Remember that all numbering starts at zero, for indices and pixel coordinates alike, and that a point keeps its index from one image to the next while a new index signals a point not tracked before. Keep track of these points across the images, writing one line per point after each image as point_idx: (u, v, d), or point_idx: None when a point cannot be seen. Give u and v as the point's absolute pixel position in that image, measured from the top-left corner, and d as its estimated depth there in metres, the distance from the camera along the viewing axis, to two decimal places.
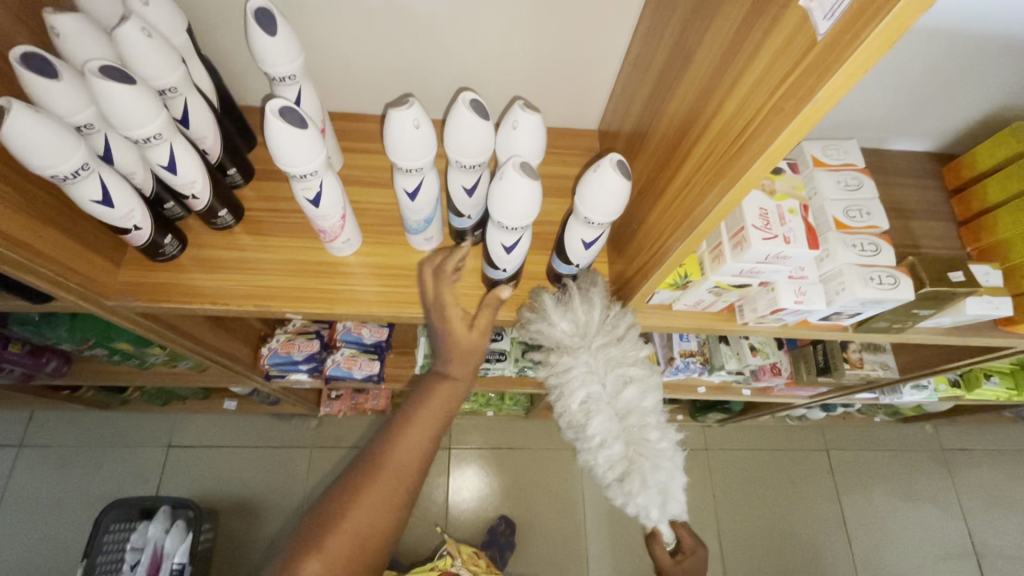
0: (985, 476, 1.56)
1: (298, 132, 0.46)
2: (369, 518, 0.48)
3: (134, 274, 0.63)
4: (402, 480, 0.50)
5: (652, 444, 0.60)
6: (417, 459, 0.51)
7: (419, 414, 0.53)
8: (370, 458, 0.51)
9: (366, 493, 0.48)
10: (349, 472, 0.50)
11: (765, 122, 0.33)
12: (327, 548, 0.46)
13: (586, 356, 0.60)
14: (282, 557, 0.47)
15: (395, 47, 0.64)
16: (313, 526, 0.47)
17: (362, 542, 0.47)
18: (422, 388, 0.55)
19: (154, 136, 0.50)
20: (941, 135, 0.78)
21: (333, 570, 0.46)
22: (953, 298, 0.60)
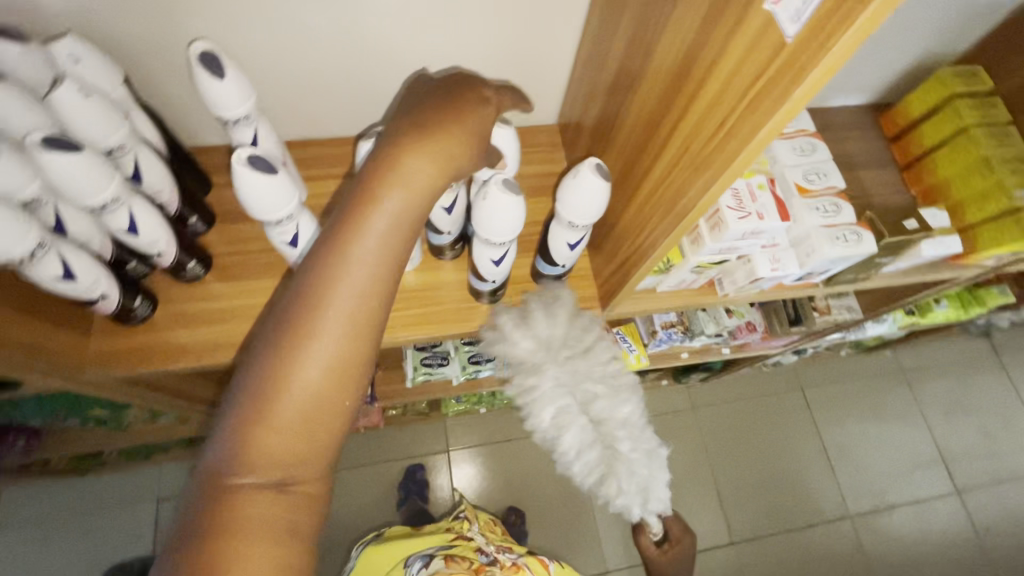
0: (942, 389, 1.69)
1: (269, 179, 0.45)
2: (324, 380, 0.36)
3: (108, 343, 0.60)
4: (352, 331, 0.37)
5: (625, 451, 0.72)
6: (364, 303, 0.38)
7: (354, 241, 0.38)
8: (298, 308, 0.37)
9: (309, 350, 0.36)
10: (274, 328, 0.37)
11: (744, 118, 0.34)
12: (266, 429, 0.35)
13: (552, 372, 0.69)
14: (214, 445, 0.36)
15: (345, 68, 0.62)
16: (242, 405, 0.36)
17: (315, 413, 0.36)
18: (351, 209, 0.39)
19: (111, 201, 0.48)
20: (877, 86, 0.82)
21: (283, 453, 0.35)
22: (910, 244, 0.65)
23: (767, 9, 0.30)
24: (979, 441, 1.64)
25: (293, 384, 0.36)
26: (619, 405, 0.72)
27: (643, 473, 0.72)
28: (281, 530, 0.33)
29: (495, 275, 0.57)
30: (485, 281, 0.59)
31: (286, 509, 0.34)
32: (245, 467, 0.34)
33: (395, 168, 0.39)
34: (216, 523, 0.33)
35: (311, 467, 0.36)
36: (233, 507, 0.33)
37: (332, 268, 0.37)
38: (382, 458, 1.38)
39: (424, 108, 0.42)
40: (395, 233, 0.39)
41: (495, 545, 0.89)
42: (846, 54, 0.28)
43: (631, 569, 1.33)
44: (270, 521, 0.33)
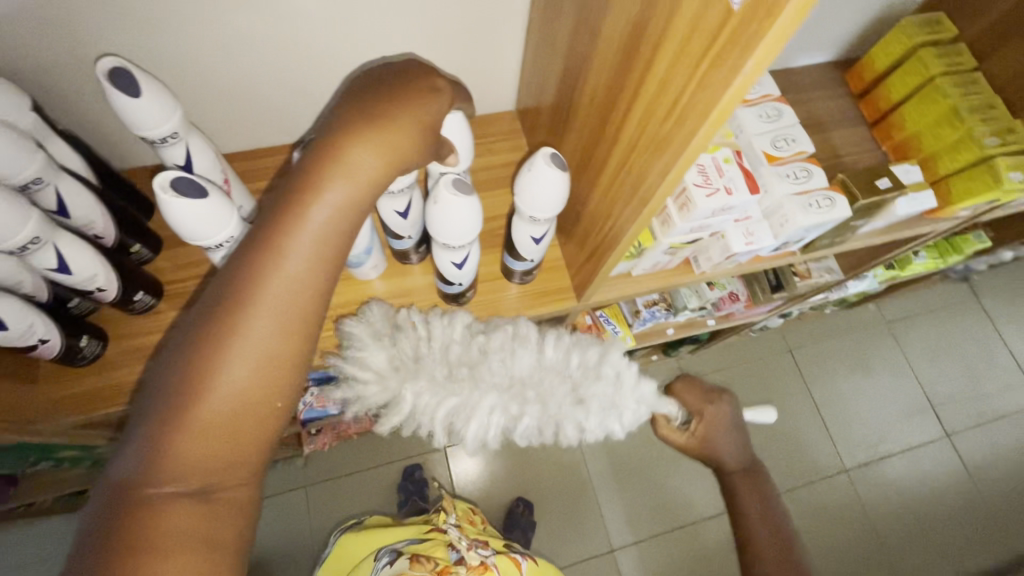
0: (926, 336, 1.71)
1: (200, 203, 0.41)
2: (252, 381, 0.34)
3: (59, 387, 0.57)
4: (285, 330, 0.35)
5: (529, 367, 0.56)
6: (299, 301, 0.35)
7: (289, 235, 0.35)
8: (224, 303, 0.34)
9: (236, 349, 0.34)
10: (196, 323, 0.34)
11: (698, 95, 0.32)
12: (184, 434, 0.32)
13: (415, 380, 0.53)
14: (124, 450, 0.33)
15: (279, 72, 0.58)
16: (158, 408, 0.33)
17: (242, 418, 0.34)
18: (289, 198, 0.36)
19: (32, 241, 0.44)
20: (840, 42, 0.80)
21: (204, 461, 0.33)
22: (884, 204, 0.63)
23: None
24: (965, 383, 1.66)
25: (218, 386, 0.33)
26: (515, 354, 0.56)
27: (605, 393, 0.57)
28: (198, 540, 0.31)
29: (462, 276, 0.55)
30: (452, 284, 0.57)
31: (203, 520, 0.32)
32: (159, 475, 0.32)
33: (337, 155, 0.36)
34: (118, 537, 0.30)
35: (234, 474, 0.34)
36: (140, 518, 0.30)
37: (263, 262, 0.34)
38: (375, 463, 1.36)
39: (374, 90, 0.39)
40: (335, 227, 0.36)
41: (469, 539, 0.81)
42: (797, 22, 0.25)
43: (636, 545, 1.35)
44: (183, 533, 0.31)
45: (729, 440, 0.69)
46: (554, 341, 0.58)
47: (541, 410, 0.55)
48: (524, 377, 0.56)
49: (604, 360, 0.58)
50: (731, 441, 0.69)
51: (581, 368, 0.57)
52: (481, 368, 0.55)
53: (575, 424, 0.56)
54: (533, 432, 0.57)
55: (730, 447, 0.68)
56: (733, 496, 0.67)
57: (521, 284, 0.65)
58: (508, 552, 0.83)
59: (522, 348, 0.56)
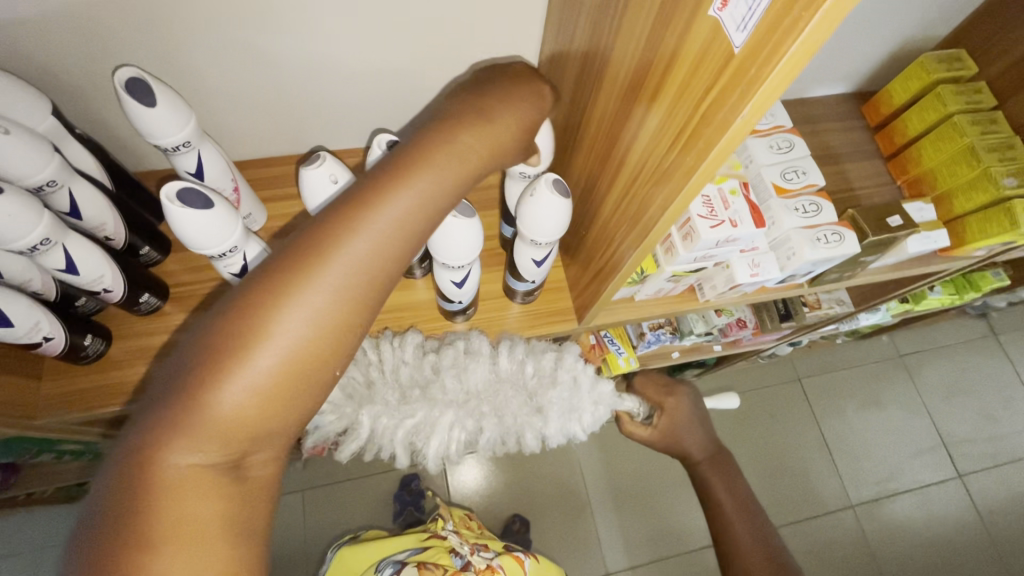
0: (940, 372, 1.67)
1: (206, 213, 0.42)
2: (300, 363, 0.33)
3: (60, 384, 0.58)
4: (343, 311, 0.34)
5: (477, 388, 0.57)
6: (363, 282, 0.34)
7: (371, 216, 0.35)
8: (290, 269, 0.33)
9: (294, 327, 0.32)
10: (255, 283, 0.33)
11: (699, 130, 0.31)
12: (225, 407, 0.31)
13: (369, 411, 0.55)
14: (158, 404, 0.32)
15: (295, 85, 0.59)
16: (197, 370, 0.31)
17: (283, 397, 0.33)
18: (383, 179, 0.36)
19: (41, 242, 0.45)
20: (857, 75, 0.79)
21: (239, 434, 0.32)
22: (894, 241, 0.62)
23: (712, 16, 0.27)
24: (979, 423, 1.62)
25: (262, 360, 0.32)
26: (469, 370, 0.56)
27: (560, 399, 0.59)
28: (210, 519, 0.31)
29: (464, 295, 0.55)
30: (454, 302, 0.57)
31: (227, 496, 0.32)
32: (192, 442, 0.31)
33: (443, 145, 0.39)
34: (148, 500, 0.30)
35: (266, 449, 0.34)
36: (167, 485, 0.30)
37: (338, 236, 0.34)
38: (373, 471, 1.36)
39: (489, 95, 0.43)
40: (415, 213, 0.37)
41: (470, 544, 0.82)
42: (795, 70, 0.25)
43: (631, 571, 1.32)
44: (207, 507, 0.31)
45: (693, 429, 0.73)
46: (508, 351, 0.57)
47: (498, 422, 0.58)
48: (480, 391, 0.57)
49: (559, 366, 0.59)
50: (695, 429, 0.73)
51: (537, 380, 0.59)
52: (434, 387, 0.56)
53: (531, 434, 0.59)
54: (495, 440, 0.60)
55: (693, 433, 0.73)
56: (702, 481, 0.70)
57: (522, 304, 0.65)
58: (510, 550, 0.83)
59: (474, 365, 0.56)
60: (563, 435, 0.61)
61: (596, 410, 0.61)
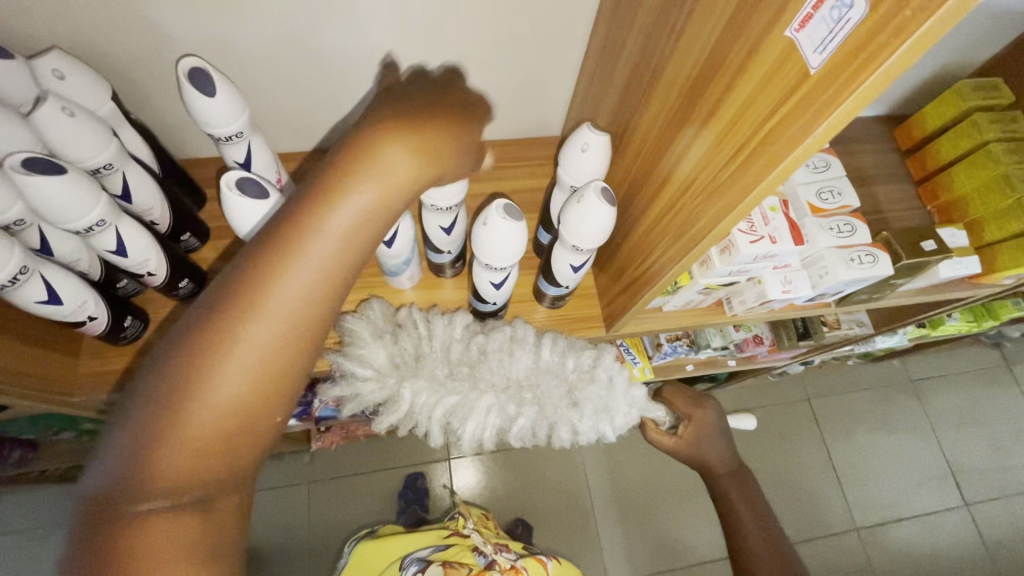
0: (951, 399, 1.66)
1: (261, 204, 0.43)
2: (250, 386, 0.32)
3: (96, 363, 0.59)
4: (290, 343, 0.33)
5: (518, 373, 0.56)
6: (307, 314, 0.34)
7: (303, 241, 0.33)
8: (229, 304, 0.32)
9: (234, 356, 0.32)
10: (196, 325, 0.32)
11: (764, 143, 0.32)
12: (181, 444, 0.30)
13: (412, 382, 0.53)
14: (106, 458, 0.30)
15: (341, 81, 0.60)
16: (148, 412, 0.30)
17: (239, 428, 0.32)
18: (310, 201, 0.34)
19: (97, 223, 0.46)
20: (891, 98, 0.80)
21: (197, 472, 0.31)
22: (927, 265, 0.63)
23: (788, 36, 0.29)
24: (988, 453, 1.61)
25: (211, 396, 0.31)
26: (513, 355, 0.57)
27: (599, 395, 0.58)
28: (189, 553, 0.29)
29: (498, 297, 0.56)
30: (487, 303, 0.57)
31: (199, 527, 0.30)
32: (145, 485, 0.29)
33: (363, 160, 0.34)
34: (110, 549, 0.28)
35: (234, 480, 0.32)
36: (130, 531, 0.28)
37: (275, 269, 0.33)
38: (379, 468, 1.36)
39: (411, 101, 0.37)
40: (353, 235, 0.35)
41: (493, 544, 0.81)
42: (880, 89, 0.26)
43: None
44: (179, 544, 0.29)
45: (716, 442, 0.71)
46: (551, 343, 0.59)
47: (537, 411, 0.56)
48: (522, 380, 0.57)
49: (597, 364, 0.59)
50: (718, 442, 0.71)
51: (578, 373, 0.58)
52: (480, 369, 0.55)
53: (566, 427, 0.57)
54: (528, 432, 0.57)
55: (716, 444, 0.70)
56: (724, 497, 0.70)
57: (549, 307, 0.65)
58: (532, 553, 0.83)
59: (519, 350, 0.57)
60: (592, 436, 0.60)
61: (628, 413, 0.61)
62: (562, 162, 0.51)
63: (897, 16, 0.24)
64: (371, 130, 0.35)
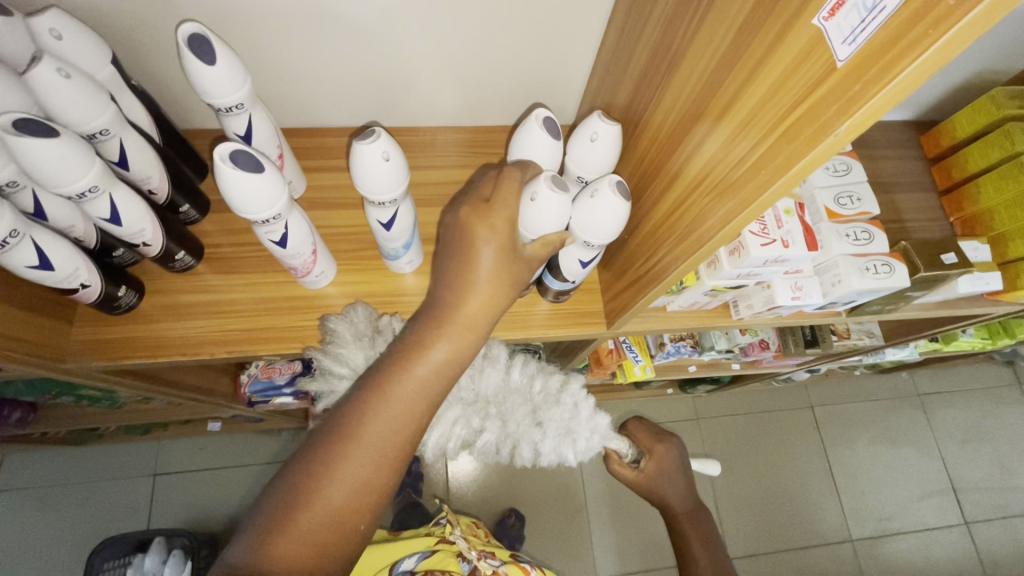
0: (959, 416, 1.63)
1: (256, 177, 0.42)
2: (398, 427, 0.41)
3: (90, 331, 0.58)
4: (426, 394, 0.42)
5: (486, 391, 0.57)
6: (439, 375, 0.43)
7: (451, 313, 0.43)
8: (396, 360, 0.42)
9: (393, 401, 0.41)
10: (374, 373, 0.42)
11: (756, 167, 0.33)
12: (348, 463, 0.39)
13: None
14: (298, 465, 0.40)
15: (347, 57, 0.58)
16: (329, 432, 0.40)
17: (385, 461, 0.41)
18: (456, 280, 0.44)
19: (90, 189, 0.45)
20: (920, 103, 0.76)
21: (355, 490, 0.39)
22: (946, 279, 0.61)
23: (814, 25, 0.28)
24: (994, 472, 1.57)
25: (374, 430, 0.40)
26: (483, 373, 0.57)
27: (561, 418, 0.57)
28: (337, 548, 0.39)
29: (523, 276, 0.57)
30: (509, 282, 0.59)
31: (340, 535, 0.39)
32: (317, 495, 0.38)
33: (486, 247, 0.44)
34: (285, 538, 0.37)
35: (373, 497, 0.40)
36: (306, 518, 0.38)
37: (428, 336, 0.43)
38: None
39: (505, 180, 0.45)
40: (479, 309, 0.44)
41: (478, 550, 0.81)
42: (919, 80, 0.24)
43: None
44: (331, 537, 0.38)
45: (674, 481, 0.71)
46: (521, 365, 0.59)
47: (500, 427, 0.56)
48: (490, 397, 0.57)
49: (563, 389, 0.59)
50: (677, 483, 0.71)
51: (544, 394, 0.58)
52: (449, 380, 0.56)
53: (526, 446, 0.57)
54: (491, 448, 0.58)
55: (673, 481, 0.71)
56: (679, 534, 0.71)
57: (552, 302, 0.63)
58: (517, 561, 0.85)
59: (490, 367, 0.56)
60: (555, 460, 0.59)
61: (597, 438, 0.60)
62: (569, 152, 0.49)
63: (938, 7, 0.23)
64: (487, 215, 0.44)
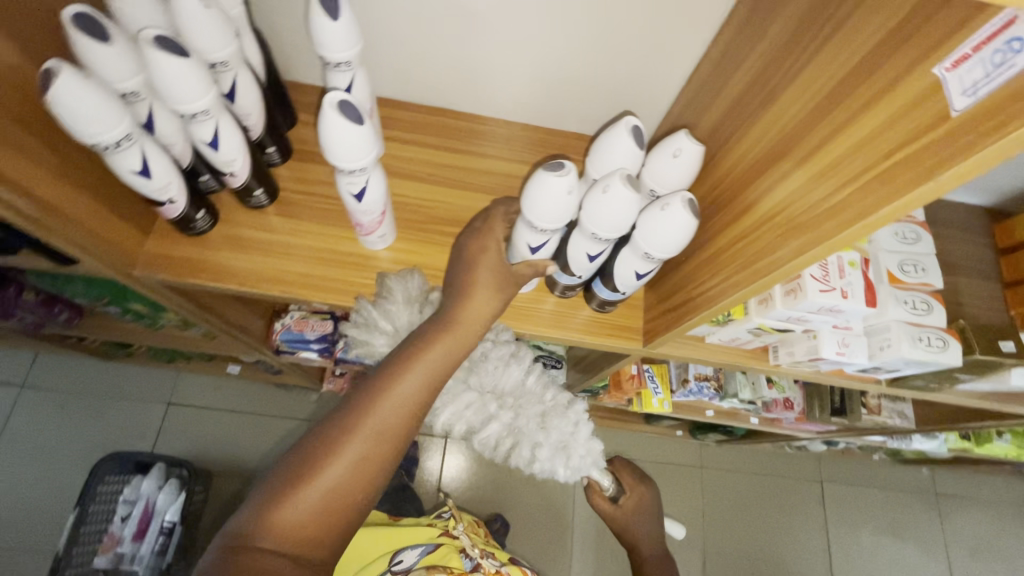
0: (976, 526, 1.55)
1: (353, 128, 0.44)
2: (389, 424, 0.42)
3: (162, 245, 0.62)
4: (422, 396, 0.44)
5: (505, 385, 0.57)
6: (439, 374, 0.45)
7: (455, 321, 0.47)
8: (396, 360, 0.45)
9: (387, 399, 0.43)
10: (372, 375, 0.45)
11: (843, 204, 0.34)
12: (352, 444, 0.41)
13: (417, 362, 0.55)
14: (286, 462, 0.41)
15: (448, 41, 0.61)
16: (322, 430, 0.42)
17: (373, 461, 0.41)
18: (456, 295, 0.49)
19: (200, 112, 0.48)
20: (1001, 191, 0.75)
21: (342, 482, 0.40)
22: (998, 367, 0.59)
23: (938, 75, 0.29)
24: None
25: (365, 428, 0.42)
26: (508, 368, 0.58)
27: (564, 430, 0.57)
28: (314, 546, 0.39)
29: (576, 277, 0.58)
30: (562, 280, 0.60)
31: (321, 532, 0.39)
32: (303, 488, 0.39)
33: (481, 269, 0.50)
34: (265, 531, 0.38)
35: (357, 497, 0.41)
36: (285, 514, 0.38)
37: (429, 341, 0.46)
38: None
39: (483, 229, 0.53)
40: (476, 317, 0.48)
41: (480, 549, 0.81)
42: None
43: None
44: (308, 536, 0.39)
45: (646, 522, 0.72)
46: (541, 373, 0.60)
47: (511, 419, 0.55)
48: (507, 391, 0.57)
49: (571, 406, 0.58)
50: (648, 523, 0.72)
51: (554, 402, 0.58)
52: (478, 367, 0.57)
53: (529, 447, 0.55)
54: (492, 441, 0.56)
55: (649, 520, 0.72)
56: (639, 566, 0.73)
57: (594, 311, 0.64)
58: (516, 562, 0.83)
59: (515, 364, 0.57)
60: (545, 473, 0.58)
61: (592, 464, 0.60)
62: (648, 163, 0.50)
63: None
64: (473, 244, 0.52)
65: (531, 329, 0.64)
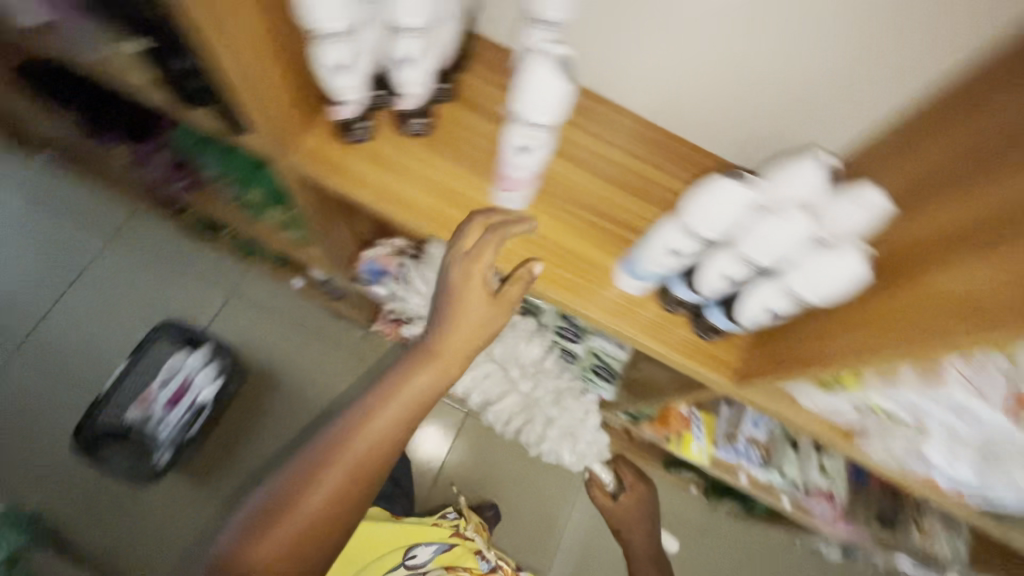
0: None
1: (554, 82, 0.49)
2: (365, 455, 0.60)
3: (314, 142, 0.65)
4: (386, 440, 0.61)
5: None
6: (415, 408, 0.63)
7: (417, 372, 0.63)
8: (359, 424, 0.61)
9: (335, 473, 0.59)
10: (355, 419, 0.61)
11: None
12: (332, 475, 0.59)
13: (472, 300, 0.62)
14: (259, 509, 0.58)
15: (640, 30, 0.61)
16: (279, 491, 0.58)
17: (352, 487, 0.60)
18: (427, 350, 0.64)
19: (414, 30, 0.51)
20: None
21: (318, 515, 0.58)
22: None
23: None
24: None
25: (317, 496, 0.58)
26: None
27: None
28: (302, 541, 0.57)
29: (696, 296, 0.58)
30: (681, 298, 0.61)
31: (308, 540, 0.57)
32: (262, 541, 0.56)
33: (458, 317, 0.63)
34: (253, 546, 0.56)
35: (327, 533, 0.58)
36: (259, 558, 0.56)
37: (405, 376, 0.63)
38: None
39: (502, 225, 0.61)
40: (432, 373, 0.63)
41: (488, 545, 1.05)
42: None
43: None
44: (289, 548, 0.56)
45: None
46: None
47: None
48: None
49: None
50: None
51: None
52: None
53: None
54: None
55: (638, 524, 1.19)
56: None
57: (699, 337, 0.64)
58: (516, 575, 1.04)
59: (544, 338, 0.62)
60: None
61: None
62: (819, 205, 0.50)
63: None
64: (409, 368, 0.63)
65: (620, 326, 0.64)
